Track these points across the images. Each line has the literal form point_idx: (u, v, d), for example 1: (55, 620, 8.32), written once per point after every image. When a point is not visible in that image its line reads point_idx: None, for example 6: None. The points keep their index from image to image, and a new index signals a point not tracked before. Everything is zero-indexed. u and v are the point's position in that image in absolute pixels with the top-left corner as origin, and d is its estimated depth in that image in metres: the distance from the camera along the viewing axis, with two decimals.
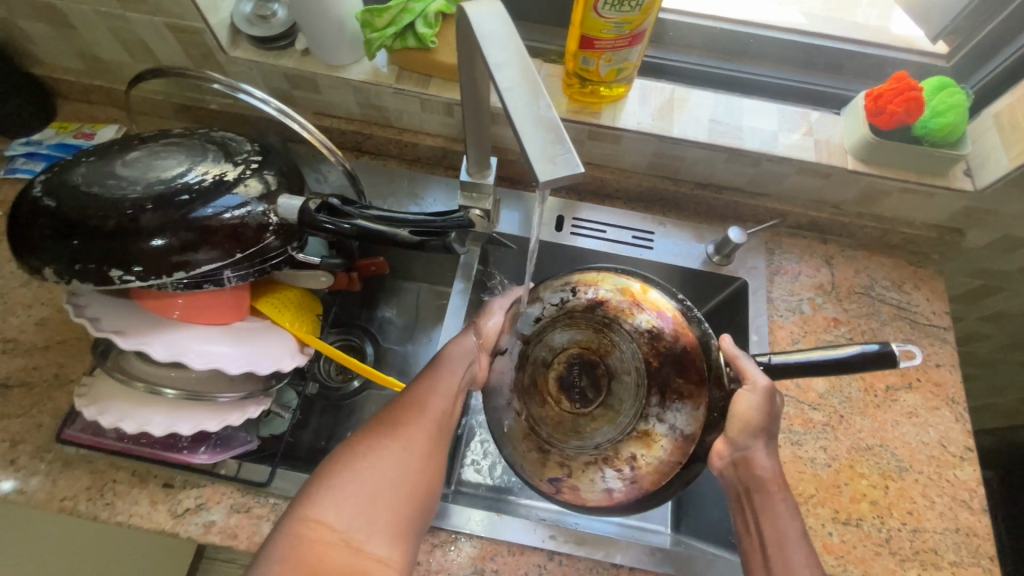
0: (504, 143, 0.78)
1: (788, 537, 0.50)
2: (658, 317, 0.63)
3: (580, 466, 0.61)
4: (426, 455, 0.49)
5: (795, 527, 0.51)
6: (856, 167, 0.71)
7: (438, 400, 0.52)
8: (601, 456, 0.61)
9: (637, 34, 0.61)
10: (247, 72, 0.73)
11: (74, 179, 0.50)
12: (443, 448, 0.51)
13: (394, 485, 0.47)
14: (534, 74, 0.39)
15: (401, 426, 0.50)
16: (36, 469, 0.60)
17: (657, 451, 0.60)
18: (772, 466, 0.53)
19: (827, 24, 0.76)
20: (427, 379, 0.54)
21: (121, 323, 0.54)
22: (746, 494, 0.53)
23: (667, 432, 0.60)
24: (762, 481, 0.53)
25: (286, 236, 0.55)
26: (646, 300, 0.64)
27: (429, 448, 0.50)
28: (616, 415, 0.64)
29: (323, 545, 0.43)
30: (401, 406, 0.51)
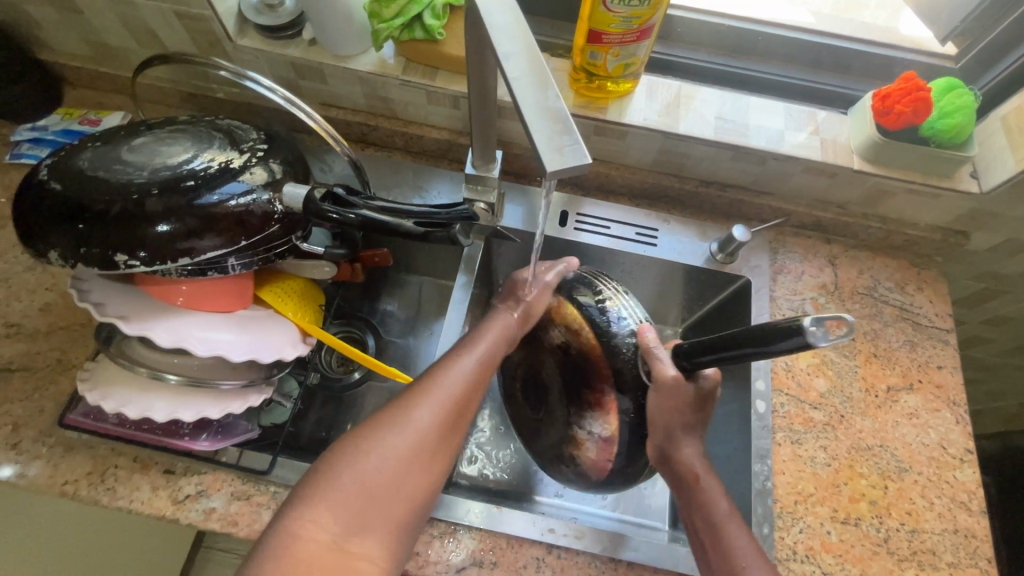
0: (510, 137, 0.78)
1: (722, 522, 0.53)
2: (572, 330, 0.60)
3: (544, 460, 0.65)
4: (428, 454, 0.48)
5: (724, 507, 0.54)
6: (862, 167, 0.70)
7: (451, 395, 0.51)
8: (553, 453, 0.63)
9: (645, 29, 0.61)
10: (254, 61, 0.73)
11: (81, 164, 0.50)
12: (449, 445, 0.50)
13: (390, 482, 0.46)
14: (543, 65, 0.39)
15: (405, 419, 0.49)
16: (38, 453, 0.60)
17: (587, 455, 0.60)
18: (698, 459, 0.57)
19: (836, 23, 0.76)
20: (441, 370, 0.53)
21: (125, 309, 0.54)
22: (680, 482, 0.56)
23: (590, 436, 0.59)
24: (691, 476, 0.56)
25: (291, 225, 0.55)
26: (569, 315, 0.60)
27: (432, 446, 0.49)
28: (555, 421, 0.63)
29: (312, 547, 0.42)
30: (409, 398, 0.50)
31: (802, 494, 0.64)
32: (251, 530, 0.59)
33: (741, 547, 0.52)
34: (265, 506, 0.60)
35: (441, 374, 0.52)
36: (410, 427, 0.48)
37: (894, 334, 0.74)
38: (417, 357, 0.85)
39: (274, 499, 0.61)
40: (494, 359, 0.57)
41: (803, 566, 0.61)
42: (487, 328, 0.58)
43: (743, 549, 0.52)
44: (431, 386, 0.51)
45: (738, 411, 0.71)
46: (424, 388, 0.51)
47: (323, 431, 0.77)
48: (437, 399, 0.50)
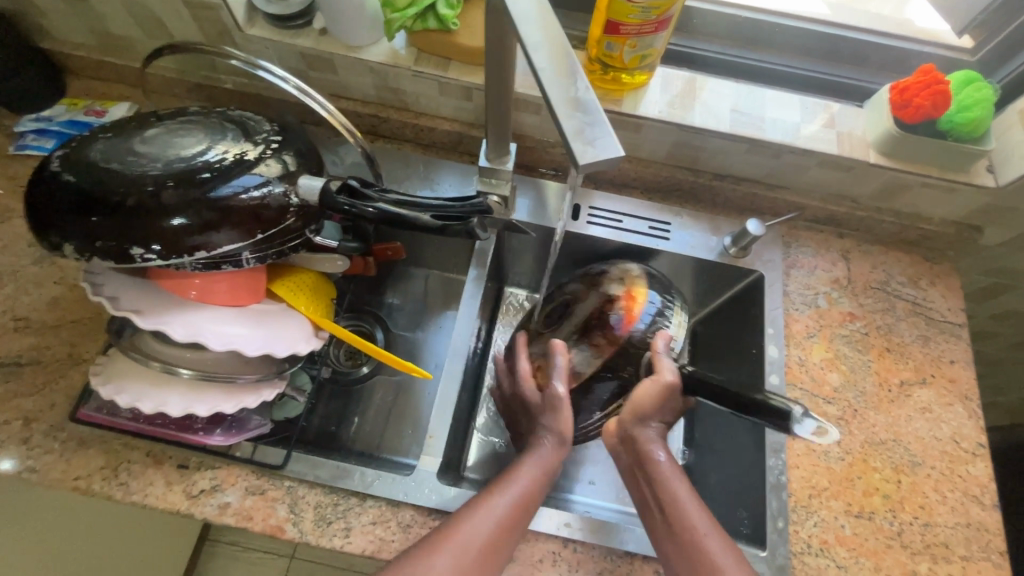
0: (522, 129, 0.77)
1: (685, 504, 0.53)
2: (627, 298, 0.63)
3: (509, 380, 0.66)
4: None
5: (684, 488, 0.54)
6: (878, 161, 0.70)
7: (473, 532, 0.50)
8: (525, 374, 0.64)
9: (664, 20, 0.60)
10: (263, 51, 0.72)
11: (93, 155, 0.49)
12: None
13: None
14: (571, 57, 0.39)
15: (428, 561, 0.48)
16: (50, 447, 0.60)
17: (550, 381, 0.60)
18: (659, 441, 0.57)
19: (852, 16, 0.75)
20: (471, 505, 0.53)
21: (139, 302, 0.53)
22: (639, 466, 0.56)
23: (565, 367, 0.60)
24: (651, 458, 0.55)
25: (306, 218, 0.55)
26: (637, 296, 0.63)
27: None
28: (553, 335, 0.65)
29: None
30: (438, 539, 0.50)
31: (816, 489, 0.65)
32: (266, 524, 0.59)
33: (705, 530, 0.51)
34: (280, 501, 0.60)
35: (472, 515, 0.51)
36: (432, 570, 0.48)
37: (907, 329, 0.74)
38: (426, 351, 0.85)
39: (288, 493, 0.60)
40: (532, 505, 0.54)
41: (818, 560, 0.61)
42: (523, 464, 0.56)
43: (705, 528, 0.51)
44: (461, 526, 0.51)
45: None
46: (455, 527, 0.51)
47: (334, 425, 0.77)
48: (461, 543, 0.49)
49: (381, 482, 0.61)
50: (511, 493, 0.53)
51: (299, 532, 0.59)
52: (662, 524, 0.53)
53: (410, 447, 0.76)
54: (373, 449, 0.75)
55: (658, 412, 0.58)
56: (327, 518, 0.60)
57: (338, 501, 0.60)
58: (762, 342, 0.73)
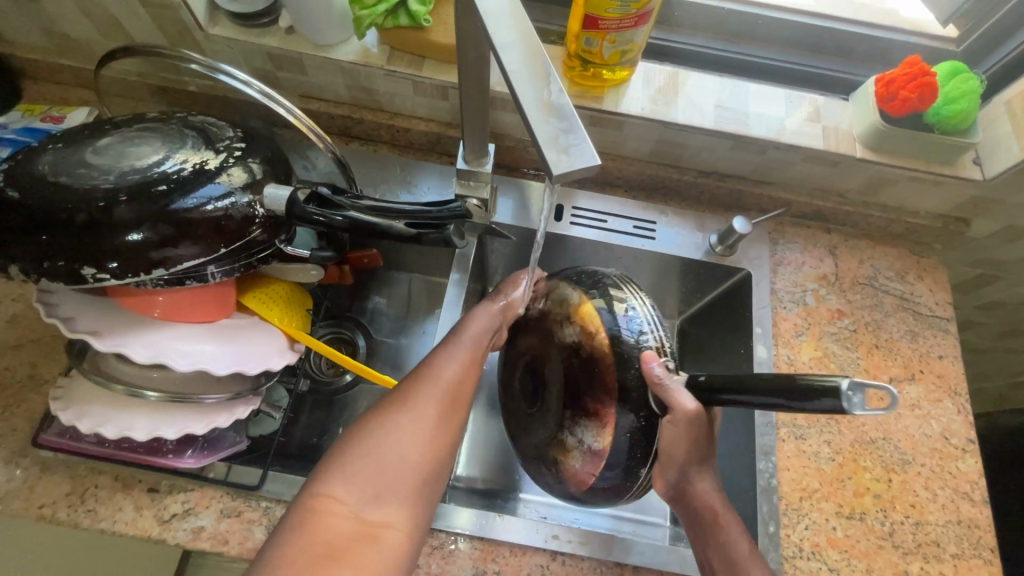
0: (502, 129, 0.74)
1: (743, 561, 0.50)
2: (589, 332, 0.55)
3: (529, 459, 0.60)
4: (435, 433, 0.47)
5: (743, 546, 0.51)
6: (865, 155, 0.69)
7: (447, 372, 0.51)
8: (539, 455, 0.58)
9: (643, 14, 0.58)
10: (227, 51, 0.68)
11: (40, 168, 0.46)
12: (456, 418, 0.50)
13: (403, 469, 0.45)
14: (543, 55, 0.37)
15: (410, 404, 0.48)
16: (11, 475, 0.57)
17: (572, 464, 0.55)
18: (713, 493, 0.54)
19: (836, 6, 0.74)
20: (438, 353, 0.53)
21: (98, 323, 0.50)
22: (691, 522, 0.54)
23: (578, 445, 0.54)
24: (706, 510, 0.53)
25: (273, 229, 0.52)
26: (587, 320, 0.55)
27: (437, 426, 0.48)
28: (549, 422, 0.57)
29: (332, 520, 0.42)
30: (410, 386, 0.50)
31: (807, 490, 0.64)
32: (243, 548, 0.57)
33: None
34: (257, 523, 0.58)
35: (437, 361, 0.52)
36: (414, 409, 0.48)
37: (895, 325, 0.73)
38: (409, 358, 0.82)
39: (266, 515, 0.58)
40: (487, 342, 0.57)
41: (810, 564, 0.60)
42: (472, 316, 0.58)
43: None
44: (429, 372, 0.51)
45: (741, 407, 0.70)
46: (421, 374, 0.51)
47: (315, 437, 0.74)
48: (438, 381, 0.50)
49: None
50: (467, 335, 0.56)
51: None
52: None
53: None
54: None
55: (698, 451, 0.53)
56: None
57: None
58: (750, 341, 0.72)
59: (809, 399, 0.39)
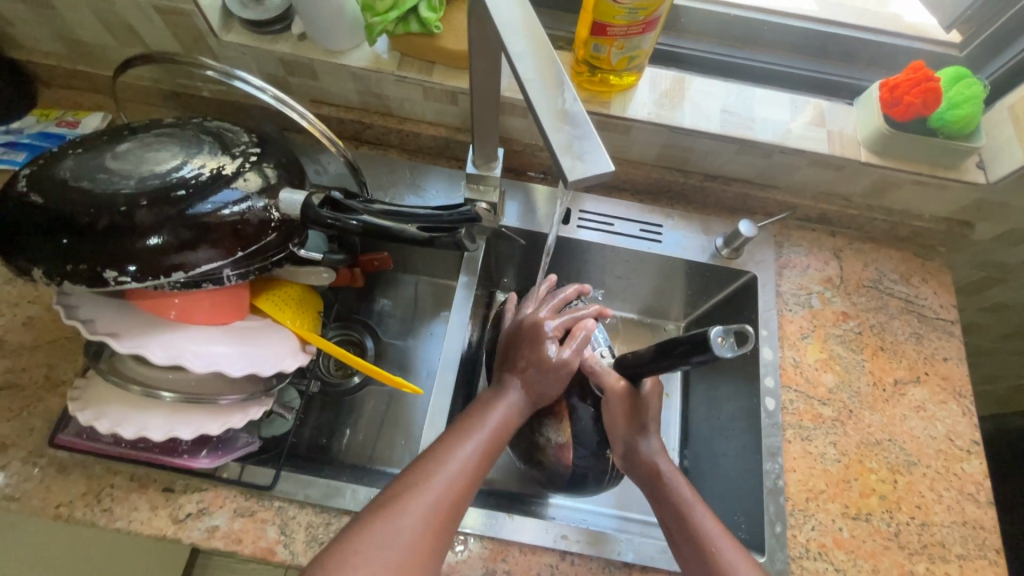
0: (510, 133, 0.75)
1: (690, 509, 0.55)
2: None
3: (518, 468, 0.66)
4: (416, 562, 0.46)
5: (688, 494, 0.56)
6: (869, 160, 0.69)
7: (449, 470, 0.50)
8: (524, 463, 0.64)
9: (651, 21, 0.58)
10: (240, 57, 0.69)
11: (61, 173, 0.47)
12: (448, 525, 0.49)
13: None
14: (557, 63, 0.37)
15: (393, 528, 0.46)
16: (28, 474, 0.58)
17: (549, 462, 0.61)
18: (659, 453, 0.59)
19: (840, 12, 0.75)
20: (443, 445, 0.53)
21: (116, 325, 0.51)
22: (642, 483, 0.59)
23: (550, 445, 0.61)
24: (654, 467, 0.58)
25: (288, 232, 0.53)
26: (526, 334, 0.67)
27: (420, 553, 0.46)
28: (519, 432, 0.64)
29: None
30: (399, 506, 0.47)
31: (813, 491, 0.64)
32: (257, 547, 0.57)
33: (715, 535, 0.53)
34: (270, 522, 0.58)
35: (435, 478, 0.50)
36: (397, 537, 0.46)
37: (900, 327, 0.74)
38: (416, 360, 0.83)
39: (278, 514, 0.59)
40: (506, 433, 0.56)
41: (816, 564, 0.61)
42: (501, 399, 0.58)
43: (707, 533, 0.53)
44: (421, 487, 0.49)
45: (747, 409, 0.70)
46: (410, 489, 0.49)
47: (325, 438, 0.75)
48: (438, 484, 0.49)
49: None
50: (472, 442, 0.53)
51: (290, 553, 0.57)
52: (670, 530, 0.55)
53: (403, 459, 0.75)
54: (365, 462, 0.74)
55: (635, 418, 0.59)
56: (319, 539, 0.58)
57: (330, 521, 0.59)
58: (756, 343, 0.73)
59: (694, 351, 0.45)
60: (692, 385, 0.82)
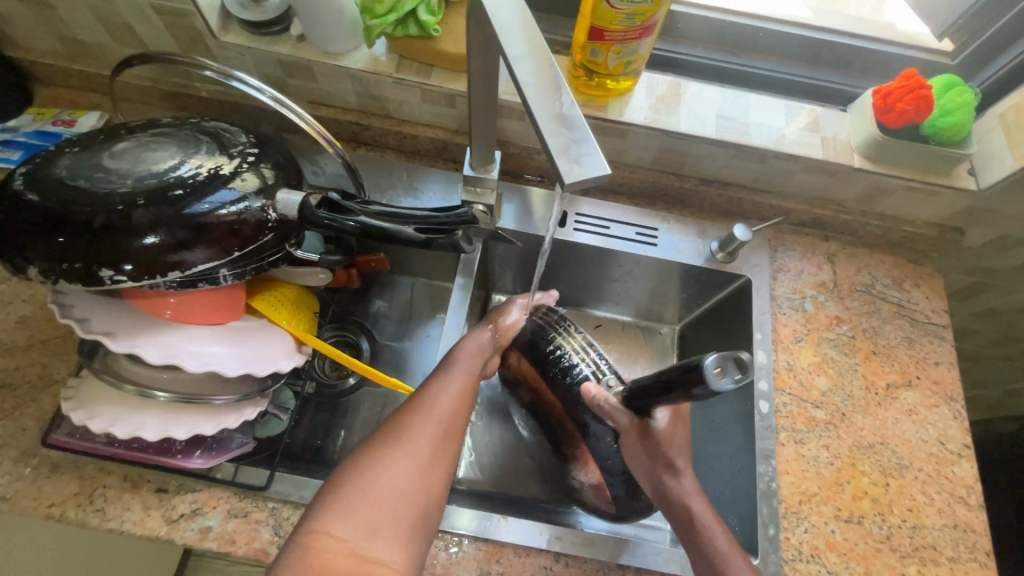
0: (508, 136, 0.76)
1: (716, 551, 0.53)
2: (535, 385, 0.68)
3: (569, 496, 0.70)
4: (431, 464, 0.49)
5: (724, 541, 0.54)
6: (863, 166, 0.70)
7: (444, 400, 0.54)
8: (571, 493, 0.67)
9: (648, 26, 0.59)
10: (238, 58, 0.69)
11: (58, 171, 0.47)
12: (450, 447, 0.51)
13: (398, 501, 0.46)
14: (555, 67, 0.38)
15: (404, 438, 0.50)
16: (20, 474, 0.58)
17: (587, 496, 0.64)
18: (694, 494, 0.57)
19: (835, 19, 0.75)
20: (435, 381, 0.56)
21: (111, 324, 0.51)
22: (674, 524, 0.57)
23: (581, 482, 0.64)
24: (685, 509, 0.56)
25: (285, 233, 0.53)
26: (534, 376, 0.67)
27: (431, 461, 0.49)
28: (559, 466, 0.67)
29: (326, 557, 0.43)
30: (407, 418, 0.51)
31: (806, 494, 0.65)
32: (250, 548, 0.57)
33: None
34: (263, 523, 0.58)
35: (434, 393, 0.54)
36: (404, 452, 0.48)
37: (892, 331, 0.74)
38: (412, 361, 0.83)
39: (272, 515, 0.59)
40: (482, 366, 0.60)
41: (809, 566, 0.61)
42: (468, 341, 0.62)
43: None
44: (425, 403, 0.53)
45: (741, 412, 0.71)
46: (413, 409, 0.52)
47: (319, 439, 0.75)
48: (434, 410, 0.52)
49: None
50: (461, 368, 0.58)
51: None
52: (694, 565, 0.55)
53: None
54: None
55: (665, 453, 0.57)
56: None
57: None
58: (750, 347, 0.73)
59: (690, 381, 0.44)
60: None
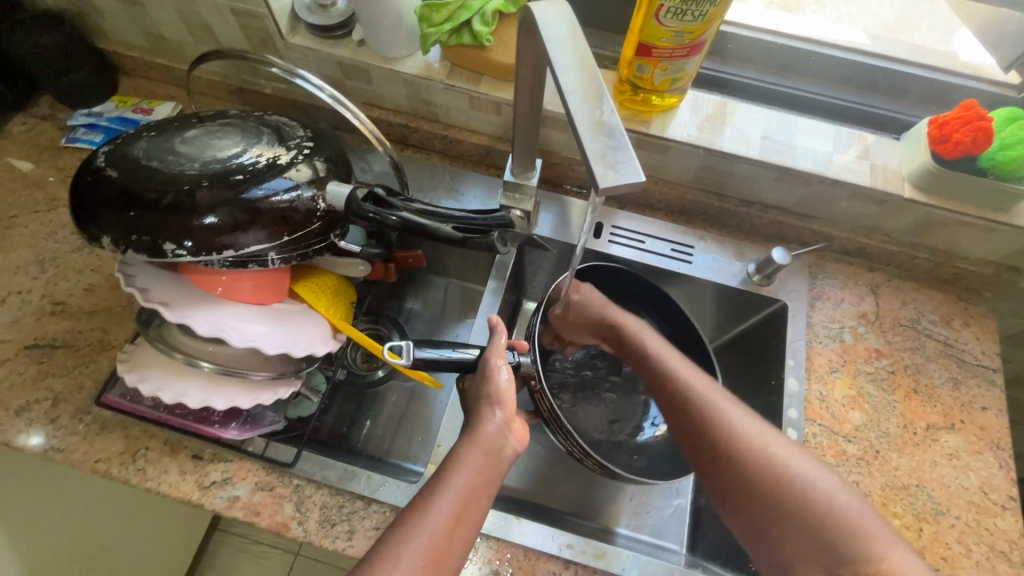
0: (551, 146, 0.77)
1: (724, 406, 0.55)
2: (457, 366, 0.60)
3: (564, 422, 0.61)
4: (447, 549, 0.46)
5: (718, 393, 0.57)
6: (913, 196, 0.68)
7: (464, 477, 0.49)
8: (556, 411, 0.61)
9: (697, 44, 0.60)
10: (302, 59, 0.74)
11: (135, 152, 0.52)
12: (470, 526, 0.48)
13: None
14: (598, 79, 0.39)
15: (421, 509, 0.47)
16: (74, 429, 0.62)
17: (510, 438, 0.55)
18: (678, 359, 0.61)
19: (891, 46, 0.74)
20: (453, 456, 0.51)
21: (168, 295, 0.55)
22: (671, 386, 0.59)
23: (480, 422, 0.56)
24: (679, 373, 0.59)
25: (331, 222, 0.56)
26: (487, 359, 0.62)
27: (446, 542, 0.46)
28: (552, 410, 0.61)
29: None
30: (425, 491, 0.49)
31: None
32: (273, 521, 0.60)
33: (703, 387, 0.57)
34: (287, 498, 0.61)
35: (451, 469, 0.50)
36: (424, 529, 0.46)
37: (937, 370, 0.71)
38: None
39: (296, 492, 0.61)
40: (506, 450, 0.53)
41: None
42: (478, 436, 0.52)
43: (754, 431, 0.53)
44: (441, 478, 0.49)
45: None
46: (408, 525, 0.46)
47: (345, 426, 0.77)
48: (455, 489, 0.49)
49: (386, 487, 0.61)
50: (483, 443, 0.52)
51: (304, 531, 0.59)
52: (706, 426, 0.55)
53: (419, 455, 0.76)
54: (381, 454, 0.76)
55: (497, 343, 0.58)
56: (332, 520, 0.60)
57: (343, 504, 0.61)
58: (782, 373, 0.71)
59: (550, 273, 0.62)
60: None
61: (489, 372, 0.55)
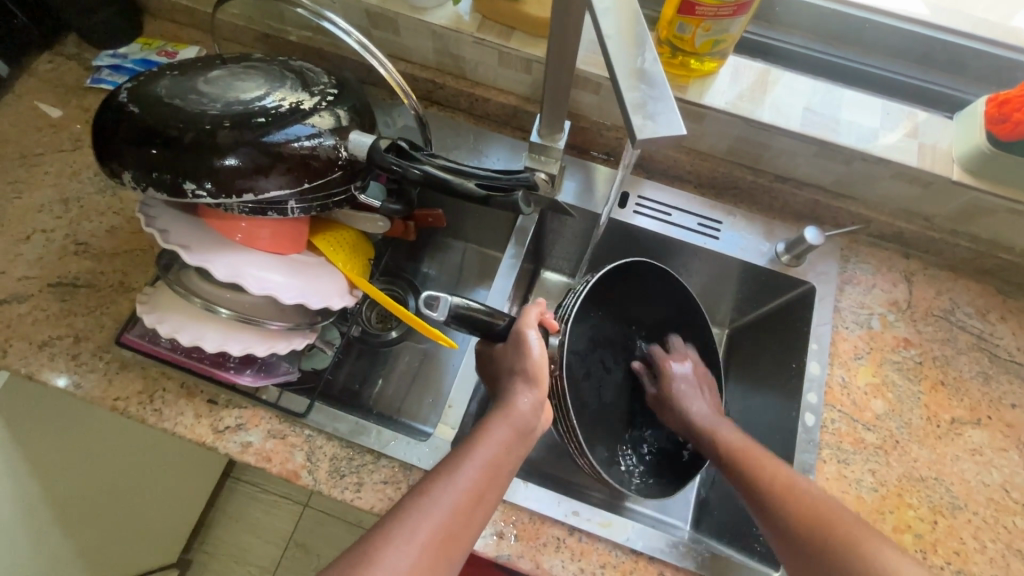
0: (581, 109, 0.74)
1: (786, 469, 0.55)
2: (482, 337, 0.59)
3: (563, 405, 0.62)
4: (467, 519, 0.46)
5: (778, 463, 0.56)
6: (962, 179, 0.65)
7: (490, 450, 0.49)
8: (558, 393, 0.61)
9: (743, 4, 0.56)
10: (329, 5, 0.72)
11: (159, 90, 0.51)
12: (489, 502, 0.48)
13: (436, 550, 0.43)
14: (642, 25, 0.37)
15: (445, 475, 0.47)
16: (95, 367, 0.63)
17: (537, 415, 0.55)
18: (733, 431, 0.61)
19: (952, 18, 0.69)
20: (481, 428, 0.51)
21: (187, 239, 0.55)
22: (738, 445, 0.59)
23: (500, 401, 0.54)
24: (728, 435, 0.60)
25: (351, 174, 0.55)
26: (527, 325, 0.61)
27: (467, 512, 0.46)
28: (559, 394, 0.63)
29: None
30: (453, 459, 0.48)
31: None
32: (284, 468, 0.61)
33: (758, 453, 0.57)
34: (298, 447, 0.62)
35: (479, 438, 0.50)
36: (447, 495, 0.45)
37: (967, 364, 0.68)
38: None
39: (307, 442, 0.62)
40: (531, 429, 0.52)
41: None
42: (503, 414, 0.51)
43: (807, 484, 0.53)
44: (467, 447, 0.49)
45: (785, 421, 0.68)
46: (428, 489, 0.46)
47: (357, 383, 0.77)
48: (483, 459, 0.48)
49: (396, 443, 0.62)
50: (511, 419, 0.51)
51: (313, 479, 0.60)
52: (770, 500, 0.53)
53: (428, 416, 0.77)
54: (392, 412, 0.76)
55: (534, 321, 0.56)
56: (340, 471, 0.61)
57: (353, 456, 0.62)
58: (803, 356, 0.70)
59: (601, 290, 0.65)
60: (727, 394, 0.81)
61: (522, 342, 0.54)
